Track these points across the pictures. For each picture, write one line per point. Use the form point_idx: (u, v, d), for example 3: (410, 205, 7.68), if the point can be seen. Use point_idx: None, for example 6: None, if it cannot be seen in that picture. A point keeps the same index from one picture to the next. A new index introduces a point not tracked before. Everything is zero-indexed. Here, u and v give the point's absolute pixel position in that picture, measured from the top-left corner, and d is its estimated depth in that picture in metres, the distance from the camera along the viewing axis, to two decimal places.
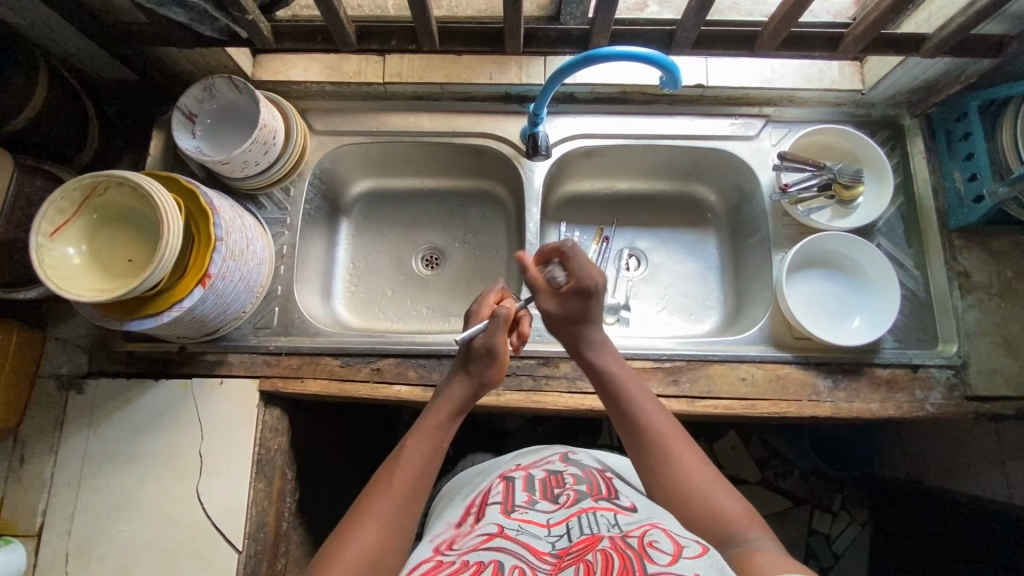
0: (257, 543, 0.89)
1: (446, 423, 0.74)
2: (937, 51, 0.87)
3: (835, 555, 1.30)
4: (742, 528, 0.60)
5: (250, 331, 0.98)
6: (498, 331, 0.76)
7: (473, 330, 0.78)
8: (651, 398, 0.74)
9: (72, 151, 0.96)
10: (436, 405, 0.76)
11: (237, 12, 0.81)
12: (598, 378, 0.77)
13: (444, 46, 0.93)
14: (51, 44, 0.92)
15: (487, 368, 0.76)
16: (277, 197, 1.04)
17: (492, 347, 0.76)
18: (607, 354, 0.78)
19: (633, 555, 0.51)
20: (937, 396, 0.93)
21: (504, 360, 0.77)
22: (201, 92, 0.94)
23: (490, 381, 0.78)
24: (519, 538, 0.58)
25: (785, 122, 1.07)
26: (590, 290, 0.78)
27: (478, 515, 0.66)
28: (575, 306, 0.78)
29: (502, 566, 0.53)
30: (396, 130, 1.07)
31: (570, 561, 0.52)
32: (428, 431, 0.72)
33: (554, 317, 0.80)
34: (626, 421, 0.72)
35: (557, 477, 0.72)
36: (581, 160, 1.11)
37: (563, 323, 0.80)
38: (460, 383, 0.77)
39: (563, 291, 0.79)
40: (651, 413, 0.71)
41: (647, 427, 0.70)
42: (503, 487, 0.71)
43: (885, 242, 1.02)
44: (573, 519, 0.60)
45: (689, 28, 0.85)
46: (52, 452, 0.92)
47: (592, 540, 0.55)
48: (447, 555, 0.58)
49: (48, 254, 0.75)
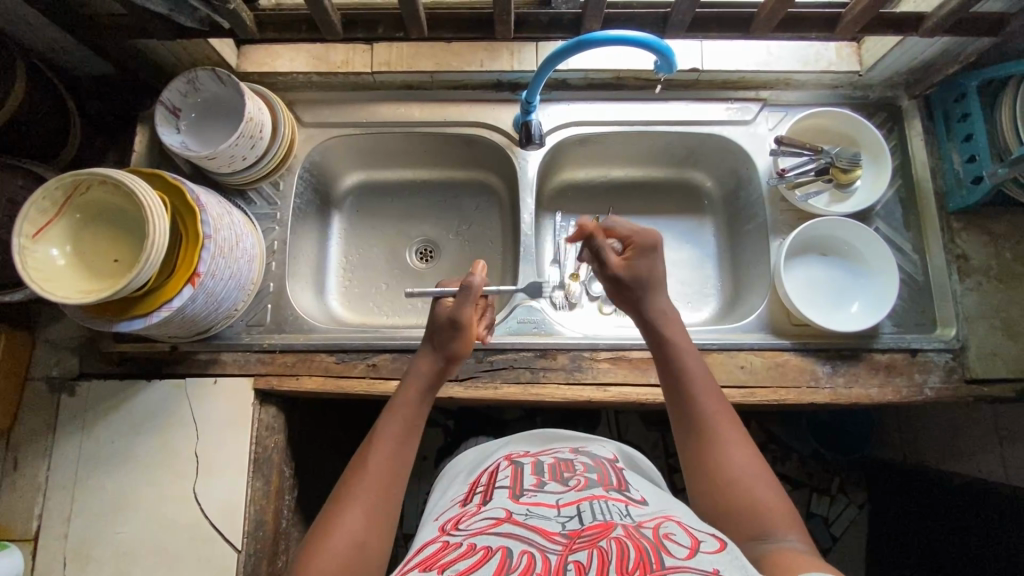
0: (257, 541, 0.89)
1: (417, 403, 0.74)
2: (936, 31, 0.85)
3: (833, 537, 1.31)
4: (782, 526, 0.59)
5: (242, 329, 0.97)
6: (466, 303, 0.78)
7: (442, 292, 0.80)
8: (710, 381, 0.73)
9: (53, 150, 0.94)
10: (405, 385, 0.76)
11: (219, 2, 0.79)
12: (660, 354, 0.76)
13: (433, 32, 0.91)
14: (28, 38, 0.89)
15: (452, 341, 0.78)
16: (266, 192, 1.02)
17: (458, 317, 0.78)
18: (674, 328, 0.78)
19: (648, 546, 0.50)
20: (936, 380, 0.93)
21: (468, 332, 0.78)
22: (185, 85, 0.92)
23: (456, 353, 0.78)
24: (528, 522, 0.57)
25: (782, 106, 1.05)
26: (654, 245, 0.83)
27: (485, 497, 0.65)
28: (644, 264, 0.81)
29: (512, 550, 0.52)
30: (386, 120, 1.05)
31: (582, 545, 0.52)
32: (396, 413, 0.72)
33: (625, 282, 0.81)
34: (684, 403, 0.71)
35: (566, 463, 0.71)
36: (574, 148, 1.09)
37: (631, 288, 0.81)
38: (427, 358, 0.78)
39: (628, 254, 0.83)
40: (712, 402, 0.71)
41: (705, 413, 0.70)
42: (511, 470, 0.70)
43: (883, 227, 1.01)
44: (584, 503, 0.60)
45: (683, 10, 0.83)
46: (45, 456, 0.91)
47: (605, 525, 0.55)
48: (454, 536, 0.57)
49: (30, 255, 0.73)
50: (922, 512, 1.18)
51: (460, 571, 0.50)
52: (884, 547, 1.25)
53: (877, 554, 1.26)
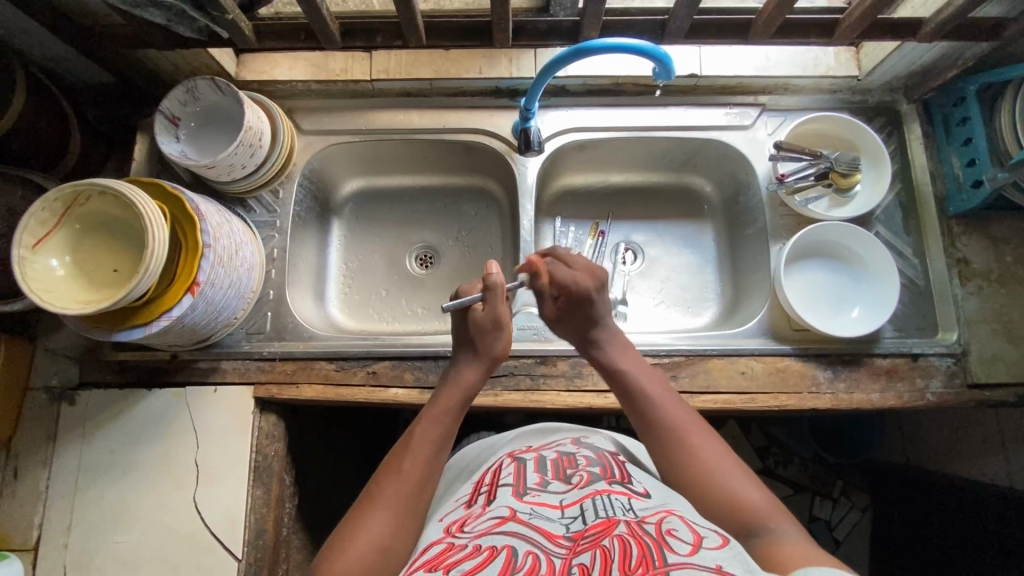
0: (258, 550, 0.88)
1: (456, 407, 0.76)
2: (933, 36, 0.85)
3: (836, 541, 1.30)
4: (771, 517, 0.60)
5: (242, 337, 0.97)
6: (498, 301, 0.81)
7: (470, 298, 0.82)
8: (665, 390, 0.75)
9: (53, 159, 0.94)
10: (447, 389, 0.79)
11: (218, 12, 0.79)
12: (610, 373, 0.79)
13: (432, 40, 0.91)
14: (28, 48, 0.89)
15: (495, 343, 0.82)
16: (266, 200, 1.02)
17: (497, 316, 0.81)
18: (617, 349, 0.81)
19: (651, 543, 0.50)
20: (938, 385, 0.93)
21: (508, 328, 0.82)
22: (184, 95, 0.92)
23: (498, 353, 0.82)
24: (532, 522, 0.57)
25: (780, 111, 1.05)
26: (585, 297, 0.82)
27: (489, 496, 0.64)
28: (573, 315, 0.83)
29: (516, 551, 0.52)
30: (385, 128, 1.06)
31: (586, 546, 0.51)
32: (433, 419, 0.74)
33: (557, 323, 0.86)
34: (642, 412, 0.73)
35: (568, 459, 0.71)
36: (573, 154, 1.09)
37: (567, 330, 0.85)
38: (473, 366, 0.81)
39: (560, 302, 0.85)
40: (671, 412, 0.72)
41: (665, 418, 0.71)
42: (514, 468, 0.70)
43: (883, 230, 1.00)
44: (587, 502, 0.59)
45: (681, 17, 0.83)
46: (46, 466, 0.91)
47: (608, 523, 0.55)
48: (459, 537, 0.57)
49: (30, 267, 0.73)
50: (925, 516, 1.17)
51: (466, 571, 0.50)
52: (888, 552, 1.24)
53: (880, 558, 1.26)
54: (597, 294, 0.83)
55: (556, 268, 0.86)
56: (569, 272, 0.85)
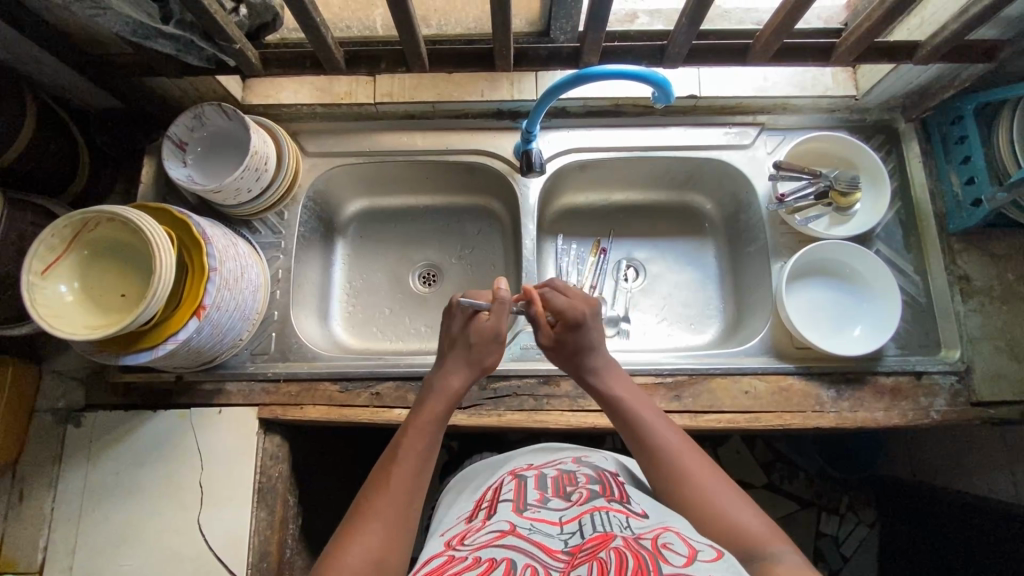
0: (261, 573, 0.88)
1: (443, 413, 0.77)
2: (929, 59, 0.87)
3: (844, 557, 1.29)
4: (772, 545, 0.60)
5: (247, 358, 0.98)
6: (503, 314, 0.84)
7: (478, 303, 0.84)
8: (665, 420, 0.76)
9: (61, 183, 0.95)
10: (436, 395, 0.79)
11: (226, 42, 0.80)
12: (609, 403, 0.79)
13: (434, 67, 0.93)
14: (38, 76, 0.91)
15: (489, 354, 0.83)
16: (271, 222, 1.03)
17: (498, 329, 0.83)
18: (615, 381, 0.82)
19: (647, 556, 0.50)
20: (942, 403, 0.92)
21: (504, 344, 0.85)
22: (192, 120, 0.93)
23: (488, 365, 0.84)
24: (531, 537, 0.57)
25: (779, 130, 1.06)
26: (580, 323, 0.83)
27: (489, 512, 0.64)
28: (568, 341, 0.83)
29: (515, 564, 0.52)
30: (388, 149, 1.07)
31: (583, 559, 0.51)
32: (418, 431, 0.75)
33: (554, 352, 0.85)
34: (642, 442, 0.73)
35: (569, 477, 0.71)
36: (575, 174, 1.11)
37: (562, 357, 0.85)
38: (461, 371, 0.82)
39: (558, 329, 0.85)
40: (674, 438, 0.73)
41: (668, 447, 0.71)
42: (515, 485, 0.70)
43: (884, 249, 1.01)
44: (585, 517, 0.59)
45: (680, 43, 0.84)
46: (50, 488, 0.91)
47: (605, 537, 0.55)
48: (459, 551, 0.57)
49: (39, 292, 0.74)
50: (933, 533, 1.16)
51: None
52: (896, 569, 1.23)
53: None
54: (593, 321, 0.84)
55: (552, 296, 0.86)
56: (566, 299, 0.85)
